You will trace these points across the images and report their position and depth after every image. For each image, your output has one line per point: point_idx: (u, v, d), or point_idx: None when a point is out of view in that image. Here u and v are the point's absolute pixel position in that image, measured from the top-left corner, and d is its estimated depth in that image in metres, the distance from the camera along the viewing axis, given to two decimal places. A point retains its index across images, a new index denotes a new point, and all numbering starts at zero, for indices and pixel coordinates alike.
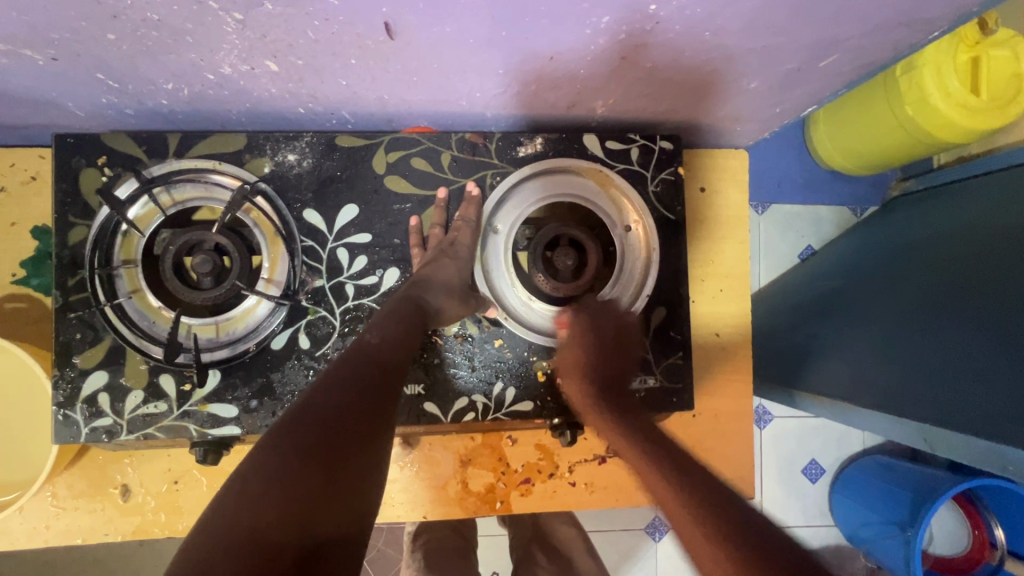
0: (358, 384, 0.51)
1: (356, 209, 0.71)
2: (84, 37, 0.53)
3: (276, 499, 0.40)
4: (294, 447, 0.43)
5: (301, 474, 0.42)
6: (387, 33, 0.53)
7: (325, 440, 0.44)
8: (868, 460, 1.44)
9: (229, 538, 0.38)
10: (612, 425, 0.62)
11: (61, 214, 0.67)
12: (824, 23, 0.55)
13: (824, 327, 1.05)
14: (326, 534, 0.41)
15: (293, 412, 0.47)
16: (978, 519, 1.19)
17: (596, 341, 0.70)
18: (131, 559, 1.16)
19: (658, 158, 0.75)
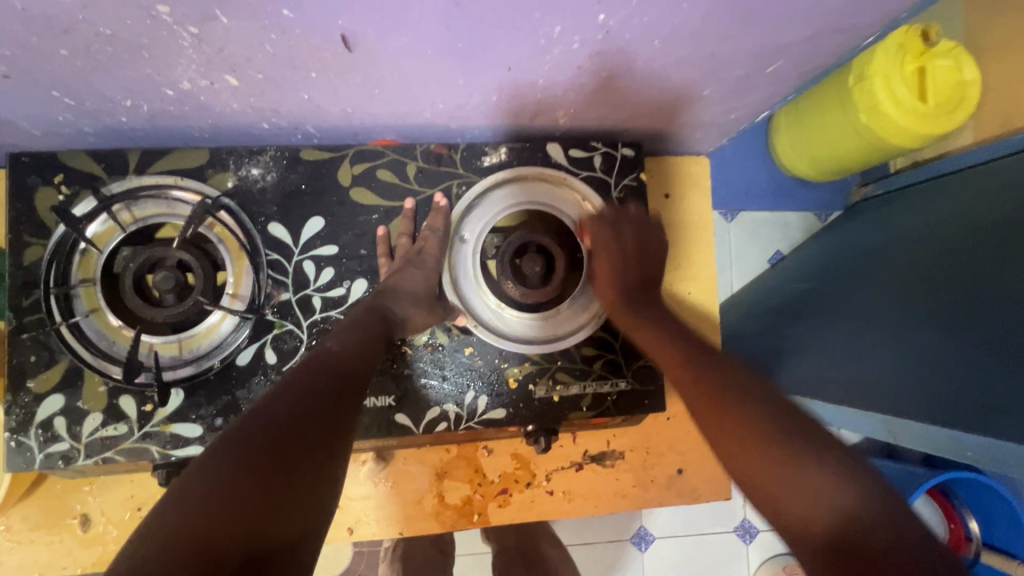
0: (314, 391, 0.50)
1: (322, 221, 0.70)
2: (35, 53, 0.52)
3: (222, 508, 0.39)
4: (242, 454, 0.43)
5: (249, 478, 0.41)
6: (344, 46, 0.53)
7: (274, 448, 0.44)
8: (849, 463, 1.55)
9: (174, 540, 0.37)
10: (646, 328, 0.66)
11: (15, 233, 0.65)
12: (768, 30, 0.57)
13: (795, 329, 1.07)
14: (274, 541, 0.40)
15: (246, 421, 0.46)
16: (955, 515, 1.33)
17: (620, 250, 0.72)
18: None
19: (621, 164, 0.77)
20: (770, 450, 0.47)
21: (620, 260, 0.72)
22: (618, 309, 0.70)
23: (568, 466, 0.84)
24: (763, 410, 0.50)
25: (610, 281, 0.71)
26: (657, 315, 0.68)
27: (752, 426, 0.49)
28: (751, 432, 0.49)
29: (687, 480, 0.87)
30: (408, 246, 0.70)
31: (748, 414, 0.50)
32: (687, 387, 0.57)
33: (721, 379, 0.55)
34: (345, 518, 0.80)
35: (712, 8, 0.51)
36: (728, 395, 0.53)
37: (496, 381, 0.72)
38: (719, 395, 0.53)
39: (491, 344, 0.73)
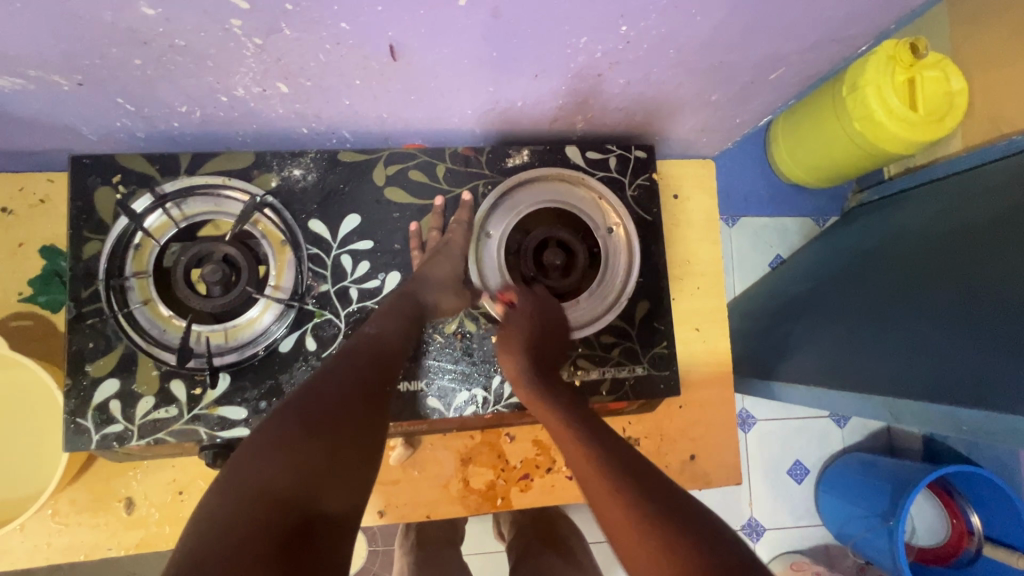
0: (357, 373, 0.56)
1: (358, 218, 0.76)
2: (111, 62, 0.58)
3: (288, 465, 0.45)
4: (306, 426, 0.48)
5: (308, 442, 0.47)
6: (391, 55, 0.59)
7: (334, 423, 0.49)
8: (851, 461, 1.63)
9: (246, 490, 0.43)
10: (550, 405, 0.64)
11: (75, 229, 0.70)
12: (771, 40, 0.63)
13: (797, 325, 1.13)
14: (330, 499, 0.45)
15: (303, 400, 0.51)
16: (957, 510, 1.40)
17: (535, 322, 0.71)
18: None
19: (634, 165, 0.82)
20: (657, 537, 0.45)
21: (538, 329, 0.71)
22: (525, 384, 0.68)
23: None
24: (653, 496, 0.48)
25: (517, 350, 0.70)
26: (562, 391, 0.66)
27: (645, 509, 0.47)
28: (643, 517, 0.46)
29: (699, 465, 0.91)
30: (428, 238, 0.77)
31: (645, 498, 0.48)
32: (581, 470, 0.54)
33: (612, 461, 0.52)
34: (375, 502, 0.84)
35: (721, 21, 0.57)
36: (617, 478, 0.50)
37: None
38: (612, 475, 0.51)
39: None
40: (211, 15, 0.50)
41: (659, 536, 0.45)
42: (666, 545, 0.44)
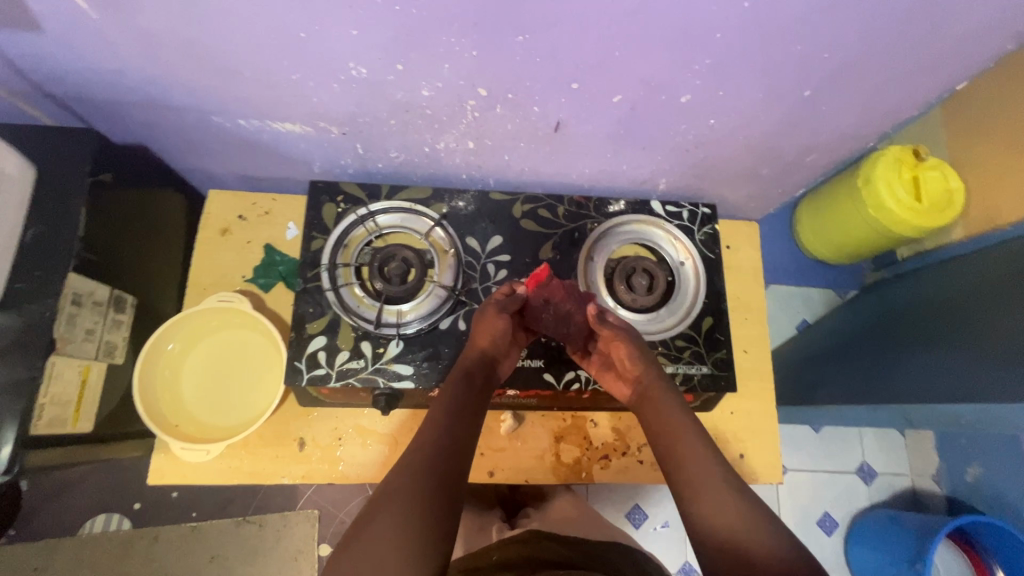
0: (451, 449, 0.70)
1: (500, 238, 1.03)
2: (375, 120, 0.89)
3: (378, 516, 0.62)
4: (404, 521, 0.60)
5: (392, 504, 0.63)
6: (554, 128, 0.89)
7: (418, 511, 0.62)
8: (878, 516, 1.74)
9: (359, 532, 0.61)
10: (646, 377, 0.85)
11: (309, 230, 0.99)
12: (807, 133, 0.92)
13: (830, 366, 1.37)
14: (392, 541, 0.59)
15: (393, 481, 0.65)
16: (983, 566, 1.50)
17: (633, 337, 0.88)
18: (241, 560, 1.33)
19: (701, 217, 1.10)
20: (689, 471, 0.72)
21: (635, 341, 0.88)
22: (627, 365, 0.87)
23: None
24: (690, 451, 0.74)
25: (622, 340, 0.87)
26: (650, 375, 0.85)
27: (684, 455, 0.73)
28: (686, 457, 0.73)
29: (747, 463, 1.10)
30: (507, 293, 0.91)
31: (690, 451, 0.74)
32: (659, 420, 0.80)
33: (676, 423, 0.78)
34: (485, 464, 1.04)
35: (775, 121, 0.87)
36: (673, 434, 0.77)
37: None
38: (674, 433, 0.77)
39: None
40: (459, 98, 0.82)
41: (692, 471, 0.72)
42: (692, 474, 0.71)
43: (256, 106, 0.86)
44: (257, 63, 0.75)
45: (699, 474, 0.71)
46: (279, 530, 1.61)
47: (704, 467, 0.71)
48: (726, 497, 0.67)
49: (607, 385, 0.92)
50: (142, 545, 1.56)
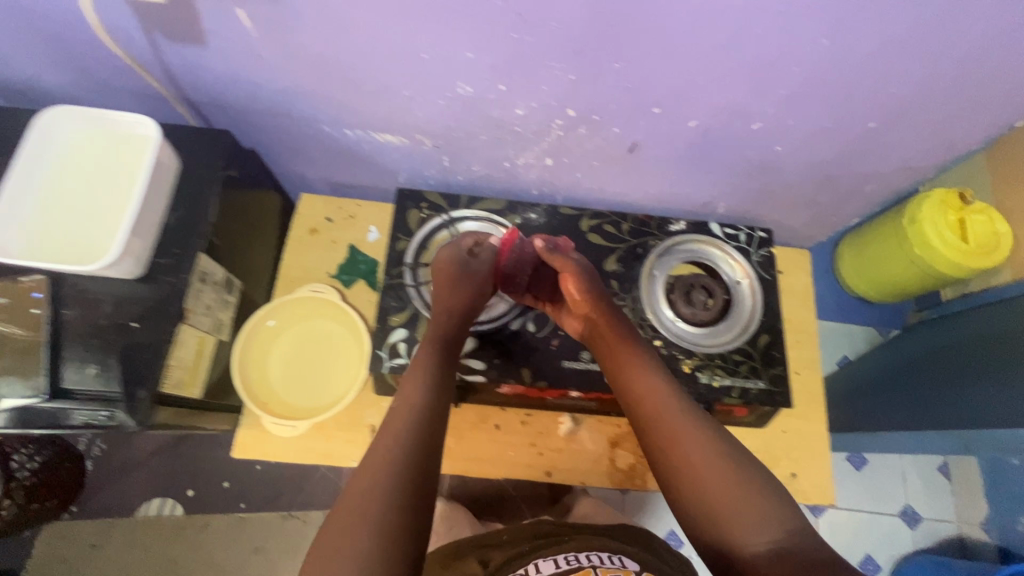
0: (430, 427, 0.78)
1: (568, 249, 1.11)
2: (468, 135, 0.99)
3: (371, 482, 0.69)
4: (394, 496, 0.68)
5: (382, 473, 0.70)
6: (630, 149, 0.98)
7: (400, 477, 0.70)
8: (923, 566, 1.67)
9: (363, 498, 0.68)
10: (632, 350, 0.91)
11: (394, 232, 1.08)
12: (866, 164, 0.98)
13: (889, 401, 1.44)
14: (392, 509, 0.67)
15: (383, 465, 0.71)
16: None
17: (588, 276, 0.95)
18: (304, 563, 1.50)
19: (758, 240, 1.16)
20: (678, 440, 0.79)
21: (590, 281, 0.95)
22: (597, 305, 0.94)
23: None
24: (676, 423, 0.81)
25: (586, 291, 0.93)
26: (623, 340, 0.92)
27: (677, 425, 0.81)
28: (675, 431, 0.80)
29: (798, 482, 1.12)
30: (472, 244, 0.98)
31: (687, 422, 0.81)
32: (644, 393, 0.85)
33: (667, 398, 0.84)
34: (543, 463, 1.08)
35: (837, 151, 0.94)
36: (661, 407, 0.83)
37: (674, 366, 1.04)
38: (661, 407, 0.83)
39: (672, 341, 1.06)
40: (548, 117, 0.91)
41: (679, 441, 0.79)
42: (682, 444, 0.79)
43: (365, 118, 0.96)
44: (378, 79, 0.85)
45: (691, 445, 0.78)
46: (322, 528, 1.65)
47: (695, 439, 0.79)
48: (717, 462, 0.76)
49: (564, 321, 1.00)
50: (193, 531, 1.62)
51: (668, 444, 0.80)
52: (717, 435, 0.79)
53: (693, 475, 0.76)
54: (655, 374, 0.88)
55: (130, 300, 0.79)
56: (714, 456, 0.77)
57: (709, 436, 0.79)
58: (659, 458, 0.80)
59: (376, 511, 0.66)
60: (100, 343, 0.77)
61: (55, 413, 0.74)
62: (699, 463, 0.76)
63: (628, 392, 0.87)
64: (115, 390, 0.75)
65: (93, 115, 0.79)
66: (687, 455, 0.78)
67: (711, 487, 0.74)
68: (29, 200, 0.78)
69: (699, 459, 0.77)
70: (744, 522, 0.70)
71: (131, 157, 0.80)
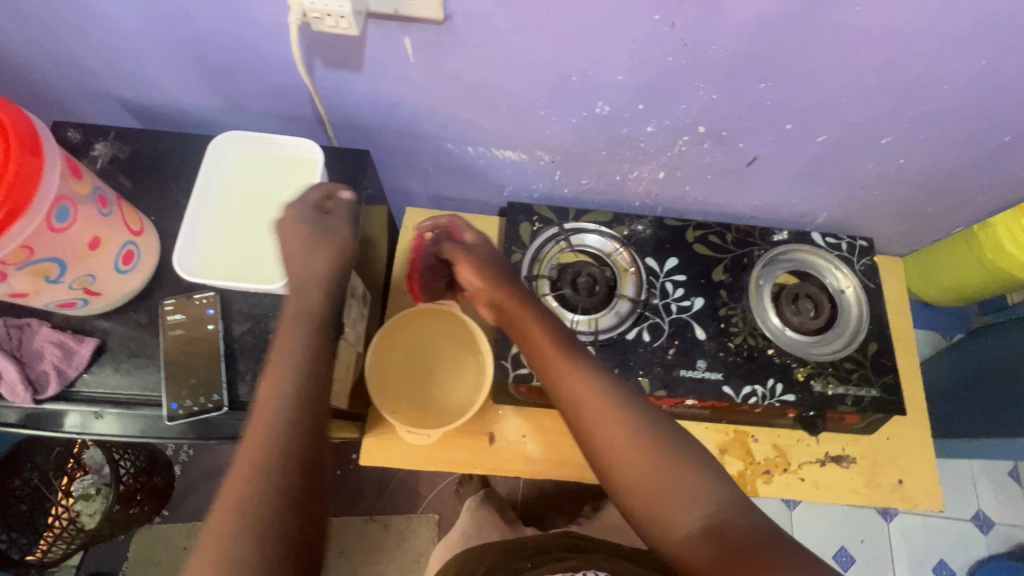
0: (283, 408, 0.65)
1: (676, 260, 1.13)
2: (588, 152, 1.01)
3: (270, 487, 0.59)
4: (251, 487, 0.59)
5: (297, 476, 0.61)
6: (748, 162, 1.00)
7: (292, 477, 0.61)
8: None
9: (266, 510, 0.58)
10: (545, 336, 0.87)
11: (509, 245, 1.12)
12: (982, 176, 1.00)
13: (984, 403, 1.44)
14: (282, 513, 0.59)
15: (251, 459, 0.60)
16: None
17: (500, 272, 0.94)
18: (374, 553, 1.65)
19: (859, 250, 1.17)
20: (624, 440, 0.75)
21: (499, 273, 0.94)
22: (508, 297, 0.92)
23: (815, 461, 1.13)
24: (629, 422, 0.76)
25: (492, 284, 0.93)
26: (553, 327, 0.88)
27: (604, 420, 0.76)
28: (626, 429, 0.76)
29: (906, 489, 1.13)
30: (448, 223, 0.99)
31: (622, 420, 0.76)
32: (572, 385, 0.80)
33: (603, 392, 0.79)
34: None
35: (958, 163, 0.95)
36: (609, 402, 0.78)
37: (789, 375, 1.06)
38: (592, 398, 0.78)
39: (784, 350, 1.08)
40: (676, 134, 0.93)
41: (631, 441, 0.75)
42: (632, 444, 0.75)
43: (491, 136, 0.99)
44: (518, 99, 0.88)
45: (608, 435, 0.76)
46: (403, 531, 1.69)
47: (615, 435, 0.75)
48: (636, 457, 0.74)
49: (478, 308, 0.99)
50: None
51: (625, 444, 0.75)
52: (633, 419, 0.76)
53: (630, 477, 0.74)
54: (575, 355, 0.84)
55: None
56: (632, 447, 0.74)
57: (621, 415, 0.77)
58: (590, 440, 0.77)
59: (234, 516, 0.57)
60: (271, 357, 0.82)
61: (233, 423, 0.78)
62: (643, 464, 0.73)
63: (558, 373, 0.82)
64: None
65: (256, 137, 0.84)
66: (622, 452, 0.75)
67: (667, 492, 0.72)
68: (195, 218, 0.80)
69: (614, 450, 0.75)
70: (660, 518, 0.71)
71: (290, 176, 0.84)
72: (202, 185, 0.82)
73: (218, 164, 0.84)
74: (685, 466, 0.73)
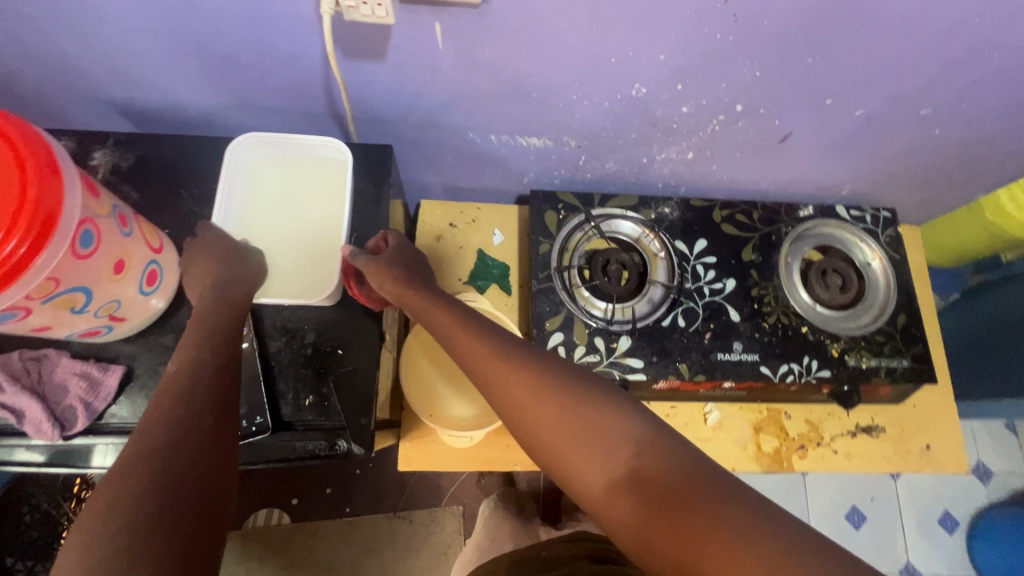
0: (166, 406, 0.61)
1: (705, 242, 1.11)
2: (617, 135, 0.98)
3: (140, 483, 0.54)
4: (125, 475, 0.54)
5: (165, 469, 0.56)
6: (781, 139, 0.97)
7: (159, 469, 0.55)
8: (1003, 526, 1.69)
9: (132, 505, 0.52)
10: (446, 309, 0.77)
11: (535, 236, 1.08)
12: (1010, 143, 1.00)
13: (994, 363, 1.47)
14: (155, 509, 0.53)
15: (124, 459, 0.56)
16: None
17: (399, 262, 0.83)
18: (402, 550, 1.65)
19: (884, 221, 1.17)
20: (542, 400, 0.64)
21: (400, 263, 0.83)
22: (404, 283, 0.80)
23: (847, 432, 1.14)
24: (545, 380, 0.65)
25: (388, 271, 0.80)
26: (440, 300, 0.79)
27: (520, 386, 0.65)
28: (541, 387, 0.65)
29: (934, 454, 1.14)
30: (379, 242, 0.88)
31: (539, 381, 0.65)
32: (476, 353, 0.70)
33: (509, 356, 0.68)
34: None
35: (990, 130, 0.95)
36: (516, 363, 0.67)
37: (823, 351, 1.06)
38: (503, 363, 0.68)
39: (817, 326, 1.08)
40: (711, 113, 0.90)
41: (547, 401, 0.63)
42: (551, 403, 0.63)
43: (516, 123, 0.94)
44: (550, 84, 0.84)
45: (520, 398, 0.64)
46: (427, 525, 1.68)
47: (528, 397, 0.64)
48: (555, 416, 0.62)
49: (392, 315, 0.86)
50: (304, 538, 1.64)
51: (542, 407, 0.63)
52: (546, 376, 0.66)
53: (553, 441, 0.62)
54: (472, 321, 0.75)
55: (331, 327, 0.83)
56: (549, 405, 0.63)
57: (525, 375, 0.66)
58: (502, 410, 0.67)
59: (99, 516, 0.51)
60: (310, 372, 0.81)
61: (280, 445, 0.77)
62: (560, 420, 0.62)
63: (463, 346, 0.72)
64: (336, 419, 0.78)
65: (278, 138, 0.85)
66: (541, 413, 0.63)
67: (601, 449, 0.59)
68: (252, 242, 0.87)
69: (533, 416, 0.63)
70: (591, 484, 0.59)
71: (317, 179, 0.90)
72: (235, 194, 0.87)
73: (245, 171, 0.88)
74: (603, 413, 0.62)
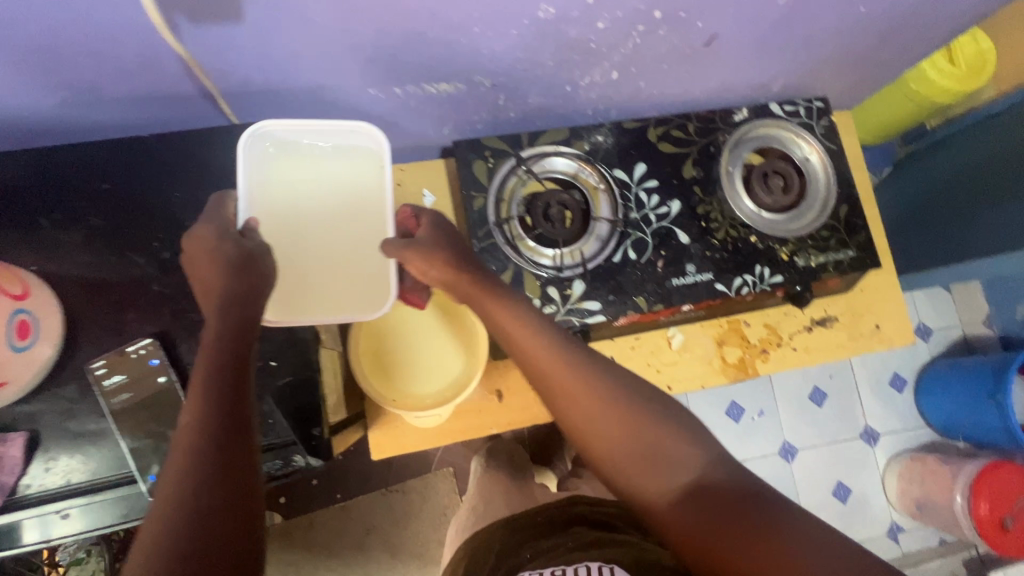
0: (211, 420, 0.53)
1: (645, 165, 1.06)
2: (534, 66, 0.88)
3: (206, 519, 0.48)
4: (176, 504, 0.48)
5: (218, 505, 0.49)
6: (706, 42, 0.90)
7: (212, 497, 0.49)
8: (940, 373, 1.83)
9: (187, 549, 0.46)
10: (506, 304, 0.75)
11: (466, 191, 1.00)
12: (932, 7, 0.96)
13: None
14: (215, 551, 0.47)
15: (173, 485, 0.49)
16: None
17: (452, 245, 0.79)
18: (404, 523, 1.67)
19: (817, 112, 1.14)
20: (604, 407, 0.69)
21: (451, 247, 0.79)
22: (460, 274, 0.77)
23: (804, 328, 1.17)
24: (611, 387, 0.70)
25: (441, 261, 0.76)
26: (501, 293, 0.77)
27: (586, 389, 0.70)
28: (604, 394, 0.70)
29: (884, 330, 1.19)
30: (409, 218, 0.84)
31: (601, 386, 0.70)
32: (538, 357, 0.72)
33: (571, 358, 0.72)
34: (663, 379, 1.10)
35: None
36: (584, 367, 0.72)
37: (774, 256, 1.06)
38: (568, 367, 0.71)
39: (765, 232, 1.07)
40: (629, 26, 0.82)
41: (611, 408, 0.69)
42: (616, 410, 0.69)
43: (418, 70, 0.83)
44: (446, 20, 0.73)
45: (582, 406, 0.70)
46: (422, 492, 1.69)
47: (592, 403, 0.69)
48: (621, 423, 0.68)
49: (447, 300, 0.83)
50: (301, 531, 1.63)
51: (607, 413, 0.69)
52: (611, 384, 0.71)
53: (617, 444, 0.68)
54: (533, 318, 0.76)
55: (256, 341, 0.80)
56: (617, 411, 0.69)
57: (592, 382, 0.70)
58: (557, 410, 0.72)
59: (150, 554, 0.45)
60: None
61: None
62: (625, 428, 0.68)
63: (517, 343, 0.73)
64: (287, 434, 0.78)
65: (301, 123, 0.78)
66: (608, 420, 0.69)
67: (655, 457, 0.66)
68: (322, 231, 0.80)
69: (601, 421, 0.69)
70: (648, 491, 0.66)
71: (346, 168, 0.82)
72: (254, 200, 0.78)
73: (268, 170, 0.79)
74: (659, 425, 0.68)
